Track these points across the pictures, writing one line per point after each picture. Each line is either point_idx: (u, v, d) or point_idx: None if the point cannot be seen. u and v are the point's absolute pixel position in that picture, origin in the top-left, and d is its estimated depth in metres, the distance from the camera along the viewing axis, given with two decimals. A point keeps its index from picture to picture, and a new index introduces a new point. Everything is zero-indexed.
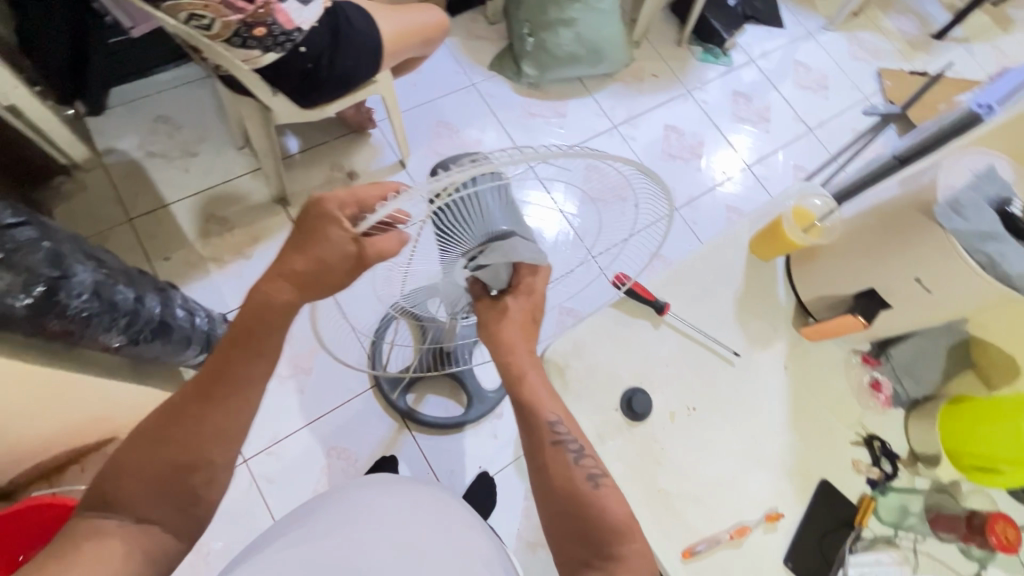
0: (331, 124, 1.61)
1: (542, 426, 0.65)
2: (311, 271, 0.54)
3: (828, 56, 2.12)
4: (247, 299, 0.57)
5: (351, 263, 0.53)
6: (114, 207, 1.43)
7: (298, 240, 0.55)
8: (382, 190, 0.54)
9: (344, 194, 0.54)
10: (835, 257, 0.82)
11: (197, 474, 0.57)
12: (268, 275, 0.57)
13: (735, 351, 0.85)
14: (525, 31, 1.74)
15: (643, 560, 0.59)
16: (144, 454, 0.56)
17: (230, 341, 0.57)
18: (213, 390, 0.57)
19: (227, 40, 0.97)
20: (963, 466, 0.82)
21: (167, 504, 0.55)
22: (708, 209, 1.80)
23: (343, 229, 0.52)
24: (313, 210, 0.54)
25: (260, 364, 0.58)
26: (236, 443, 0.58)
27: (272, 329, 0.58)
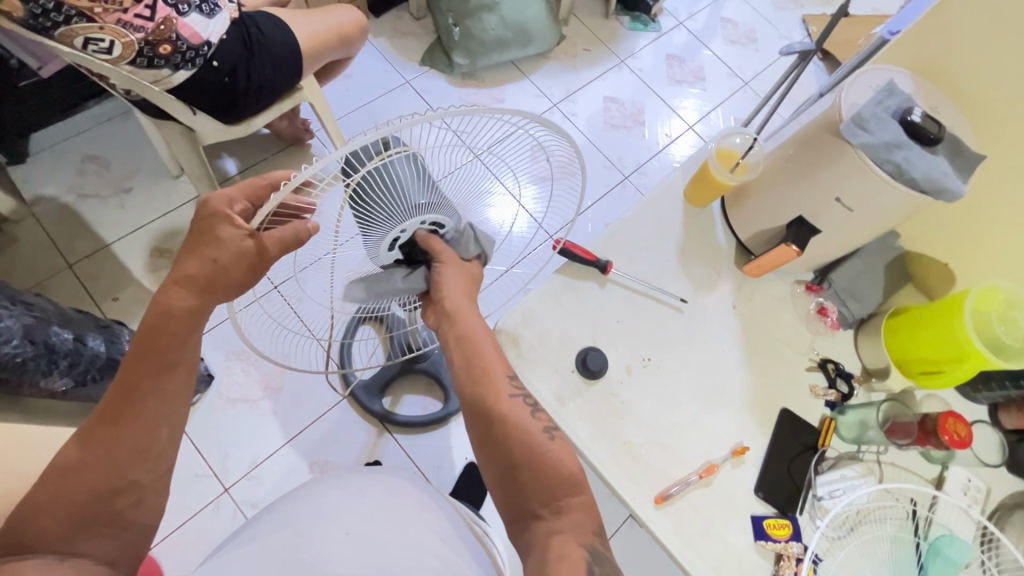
0: (267, 140, 1.58)
1: (500, 379, 0.64)
2: (207, 274, 0.55)
3: (753, 10, 2.16)
4: (145, 316, 0.57)
5: (252, 258, 0.54)
6: (52, 255, 1.39)
7: (190, 244, 0.56)
8: (270, 182, 0.55)
9: (230, 191, 0.55)
10: (762, 191, 0.84)
11: (124, 497, 0.54)
12: (164, 284, 0.57)
13: (682, 298, 0.87)
14: (450, 22, 1.73)
15: (588, 513, 0.58)
16: (59, 487, 0.52)
17: (135, 358, 0.56)
18: (124, 409, 0.55)
19: (131, 62, 0.96)
20: (912, 373, 0.86)
21: (95, 534, 0.52)
22: (658, 172, 1.81)
23: (235, 226, 0.53)
24: (203, 211, 0.55)
25: (172, 377, 0.58)
26: (161, 460, 0.57)
27: (179, 340, 0.58)
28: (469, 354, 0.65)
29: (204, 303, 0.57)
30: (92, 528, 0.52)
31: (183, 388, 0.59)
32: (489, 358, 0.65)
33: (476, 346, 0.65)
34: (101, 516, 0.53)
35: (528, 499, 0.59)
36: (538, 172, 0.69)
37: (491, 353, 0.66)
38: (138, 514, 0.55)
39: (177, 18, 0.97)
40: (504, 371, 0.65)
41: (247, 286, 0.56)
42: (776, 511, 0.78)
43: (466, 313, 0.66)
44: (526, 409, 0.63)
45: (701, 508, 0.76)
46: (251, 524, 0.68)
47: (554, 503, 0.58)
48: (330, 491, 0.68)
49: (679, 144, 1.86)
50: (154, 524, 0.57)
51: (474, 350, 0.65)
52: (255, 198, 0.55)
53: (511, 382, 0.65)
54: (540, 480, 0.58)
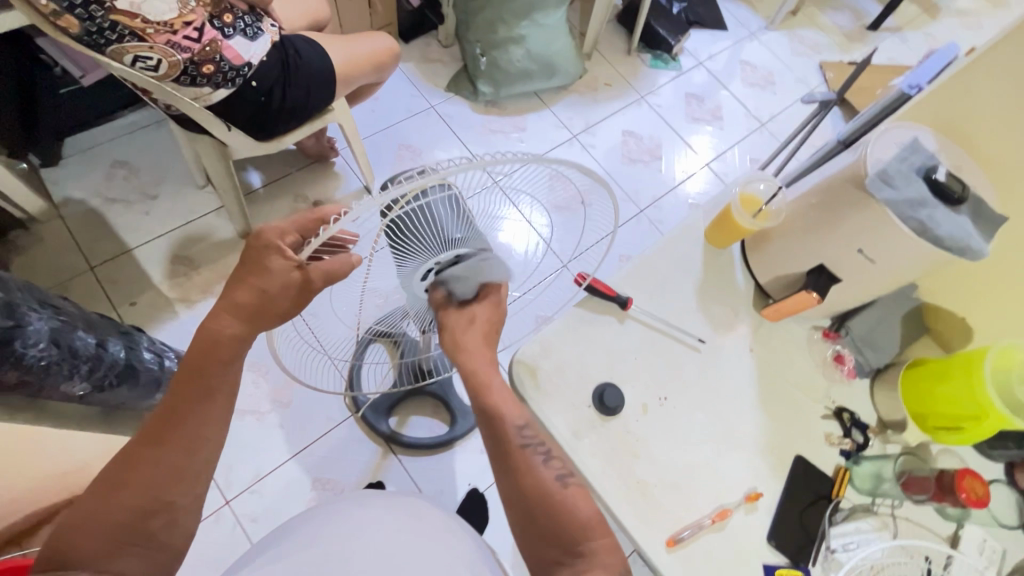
0: (293, 156, 1.62)
1: (509, 429, 0.65)
2: (257, 302, 0.57)
3: (772, 53, 2.21)
4: (194, 343, 0.59)
5: (298, 288, 0.55)
6: (75, 257, 1.41)
7: (241, 272, 0.58)
8: (320, 217, 0.57)
9: (282, 224, 0.57)
10: (783, 238, 0.86)
11: (160, 517, 0.54)
12: (213, 311, 0.59)
13: (700, 338, 0.88)
14: (477, 52, 1.78)
15: (614, 560, 0.56)
16: (101, 504, 0.53)
17: (183, 380, 0.58)
18: (167, 430, 0.57)
19: (175, 80, 0.99)
20: (929, 427, 0.85)
21: (130, 553, 0.52)
22: (672, 207, 1.84)
23: (285, 257, 0.56)
24: (254, 244, 0.58)
25: (215, 400, 0.59)
26: (198, 481, 0.58)
27: (224, 365, 0.59)
28: (484, 404, 0.66)
29: (249, 330, 0.59)
30: (128, 547, 0.52)
31: (225, 410, 0.60)
32: (501, 407, 0.66)
33: (489, 395, 0.67)
34: (137, 535, 0.53)
35: (549, 547, 0.58)
36: (565, 212, 0.71)
37: (504, 402, 0.66)
38: (172, 534, 0.55)
39: (223, 41, 1.00)
40: (517, 419, 0.66)
41: (293, 314, 0.58)
42: (788, 560, 0.77)
43: (479, 363, 0.68)
44: (537, 459, 0.63)
45: (714, 553, 0.75)
46: (263, 548, 0.66)
47: (572, 549, 0.57)
48: (346, 512, 0.67)
49: (695, 181, 1.89)
50: (188, 545, 0.57)
51: (487, 399, 0.66)
52: (304, 231, 0.57)
53: (521, 430, 0.65)
54: (556, 527, 0.58)
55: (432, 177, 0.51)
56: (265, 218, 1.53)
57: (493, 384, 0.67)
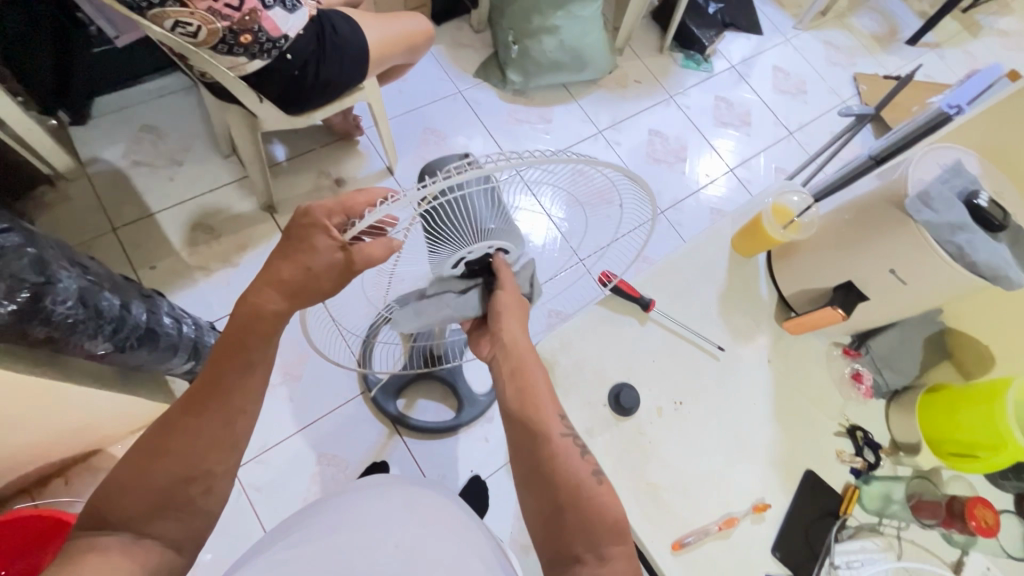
0: (318, 131, 1.62)
1: (551, 416, 0.63)
2: (299, 279, 0.57)
3: (806, 61, 2.17)
4: (234, 314, 0.59)
5: (342, 271, 0.56)
6: (99, 217, 1.42)
7: (285, 248, 0.58)
8: (367, 199, 0.57)
9: (331, 203, 0.57)
10: (813, 252, 0.85)
11: (195, 485, 0.56)
12: (255, 286, 0.58)
13: (719, 345, 0.88)
14: (509, 39, 1.76)
15: (629, 563, 0.57)
16: (141, 470, 0.55)
17: (222, 351, 0.58)
18: (208, 400, 0.57)
19: (213, 47, 0.98)
20: (945, 454, 0.85)
21: (165, 519, 0.55)
22: (693, 211, 1.82)
23: (331, 237, 0.55)
24: (301, 219, 0.57)
25: (255, 375, 0.60)
26: (233, 451, 0.59)
27: (262, 341, 0.59)
28: (523, 387, 0.64)
29: (291, 307, 0.59)
30: (165, 512, 0.55)
31: (262, 384, 0.61)
32: (542, 395, 0.63)
33: (528, 379, 0.64)
34: (173, 502, 0.55)
35: (574, 543, 0.57)
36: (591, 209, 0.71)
37: (544, 388, 0.64)
38: (206, 501, 0.58)
39: (262, 11, 0.99)
40: (556, 409, 0.64)
41: (334, 294, 0.58)
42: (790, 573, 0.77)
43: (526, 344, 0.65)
44: (576, 452, 0.62)
45: (719, 560, 0.76)
46: (285, 531, 0.66)
47: (599, 550, 0.56)
48: (363, 501, 0.68)
49: (717, 186, 1.87)
50: (219, 511, 0.59)
51: (527, 382, 0.64)
52: (351, 212, 0.56)
53: (561, 420, 0.64)
54: (586, 525, 0.57)
55: (473, 171, 0.50)
56: (287, 192, 1.54)
57: (532, 368, 0.65)
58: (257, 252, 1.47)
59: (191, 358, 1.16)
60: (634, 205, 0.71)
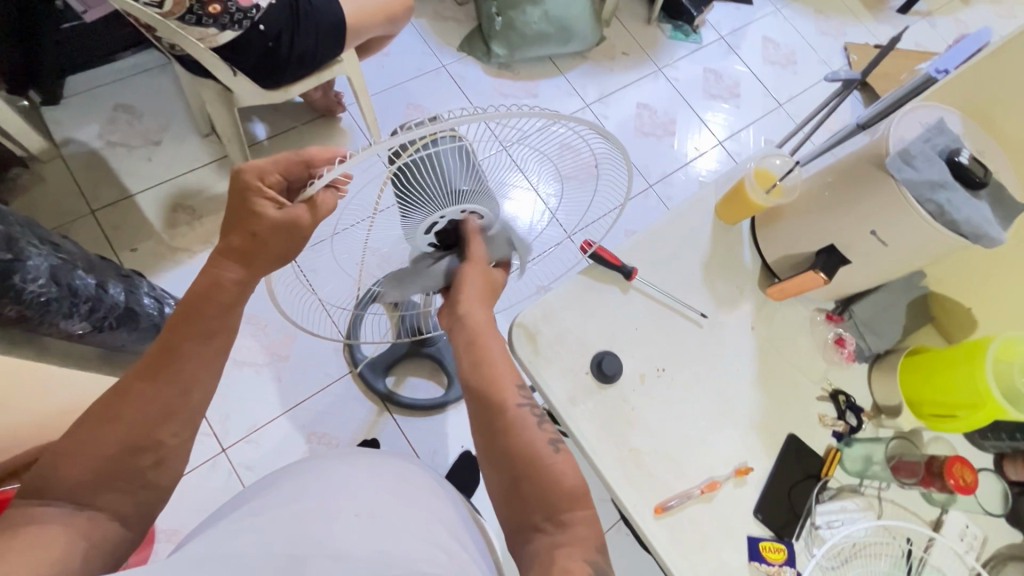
0: (298, 109, 1.59)
1: (507, 388, 0.64)
2: (249, 244, 0.57)
3: (797, 31, 2.14)
4: (193, 284, 0.59)
5: (290, 230, 0.54)
6: (76, 199, 1.39)
7: (229, 218, 0.58)
8: (302, 158, 0.56)
9: (262, 165, 0.56)
10: (794, 216, 0.84)
11: (146, 456, 0.55)
12: (212, 256, 0.59)
13: (703, 313, 0.87)
14: (493, 11, 1.72)
15: (587, 529, 0.57)
16: (89, 438, 0.53)
17: (180, 319, 0.58)
18: (163, 367, 0.57)
19: (180, 18, 0.95)
20: (923, 414, 0.87)
21: (113, 491, 0.53)
22: (682, 185, 1.81)
23: (269, 199, 0.55)
24: (237, 185, 0.57)
25: (211, 345, 0.60)
26: (188, 423, 0.58)
27: (222, 310, 0.60)
28: (478, 362, 0.65)
29: (249, 276, 0.60)
30: (113, 484, 0.53)
31: (221, 356, 0.61)
32: (500, 367, 0.65)
33: (484, 355, 0.65)
34: (121, 472, 0.54)
35: (531, 511, 0.58)
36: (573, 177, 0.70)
37: (502, 363, 0.66)
38: (157, 474, 0.56)
39: None
40: (514, 380, 0.65)
41: (283, 259, 0.57)
42: (772, 534, 0.78)
43: (481, 322, 0.67)
44: (532, 420, 0.63)
45: (699, 521, 0.76)
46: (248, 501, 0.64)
47: (557, 517, 0.57)
48: (334, 469, 0.66)
49: (706, 159, 1.85)
50: (170, 485, 0.58)
51: (483, 358, 0.65)
52: (288, 173, 0.56)
53: (518, 391, 0.65)
54: (541, 491, 0.58)
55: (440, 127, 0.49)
56: None
57: (488, 342, 0.66)
58: None
59: None
60: (613, 171, 0.70)
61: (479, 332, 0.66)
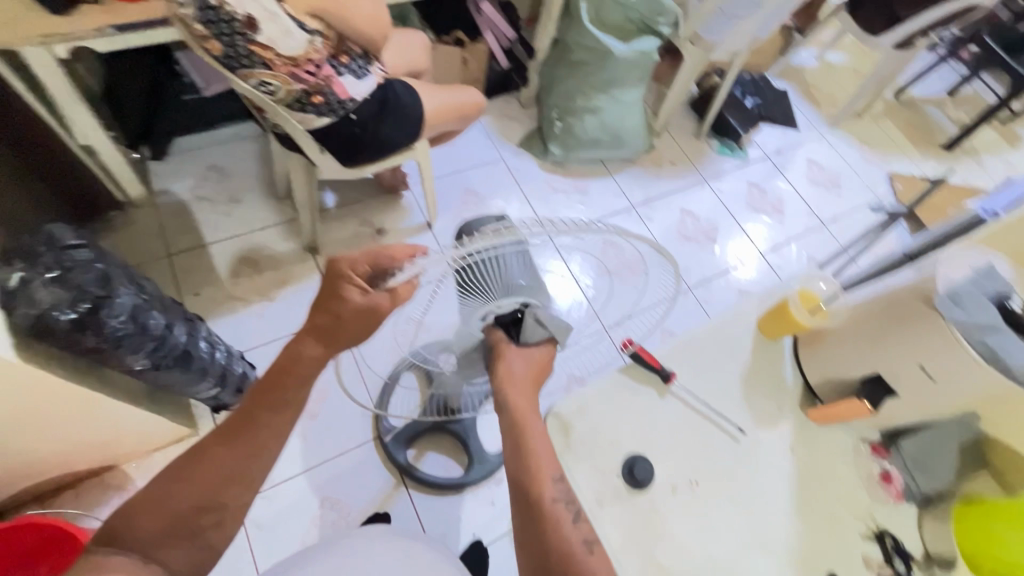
0: (367, 184, 1.73)
1: (546, 480, 0.63)
2: (332, 325, 0.63)
3: (840, 157, 2.23)
4: (278, 356, 0.65)
5: (373, 315, 0.60)
6: (157, 242, 1.53)
7: (320, 298, 0.64)
8: (389, 255, 0.62)
9: (356, 255, 0.63)
10: (838, 341, 0.85)
11: (209, 517, 0.61)
12: (299, 333, 0.65)
13: (740, 428, 0.85)
14: (554, 115, 1.88)
15: None
16: (165, 494, 0.60)
17: (261, 388, 0.64)
18: (239, 432, 0.63)
19: (288, 105, 1.10)
20: (980, 571, 0.79)
21: (176, 548, 0.59)
22: (721, 291, 1.83)
23: (357, 290, 0.61)
24: (330, 269, 0.64)
25: (284, 414, 0.64)
26: (250, 488, 0.63)
27: (300, 382, 0.64)
28: (521, 452, 0.65)
29: (326, 353, 0.65)
30: (176, 540, 0.59)
31: (290, 425, 0.65)
32: (541, 456, 0.65)
33: (527, 441, 0.66)
34: (186, 529, 0.59)
35: None
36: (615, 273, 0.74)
37: (544, 453, 0.65)
38: (215, 536, 0.61)
39: (335, 77, 1.11)
40: (555, 471, 0.65)
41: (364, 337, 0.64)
42: None
43: (523, 406, 0.68)
44: (568, 516, 0.62)
45: None
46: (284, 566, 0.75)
47: None
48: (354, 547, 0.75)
49: (747, 269, 1.88)
50: (225, 548, 0.62)
51: (525, 445, 0.65)
52: (374, 264, 0.62)
53: (556, 485, 0.64)
54: None
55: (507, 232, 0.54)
56: (331, 237, 1.63)
57: (534, 426, 0.67)
58: (295, 289, 1.54)
59: (218, 386, 1.17)
60: (661, 270, 0.73)
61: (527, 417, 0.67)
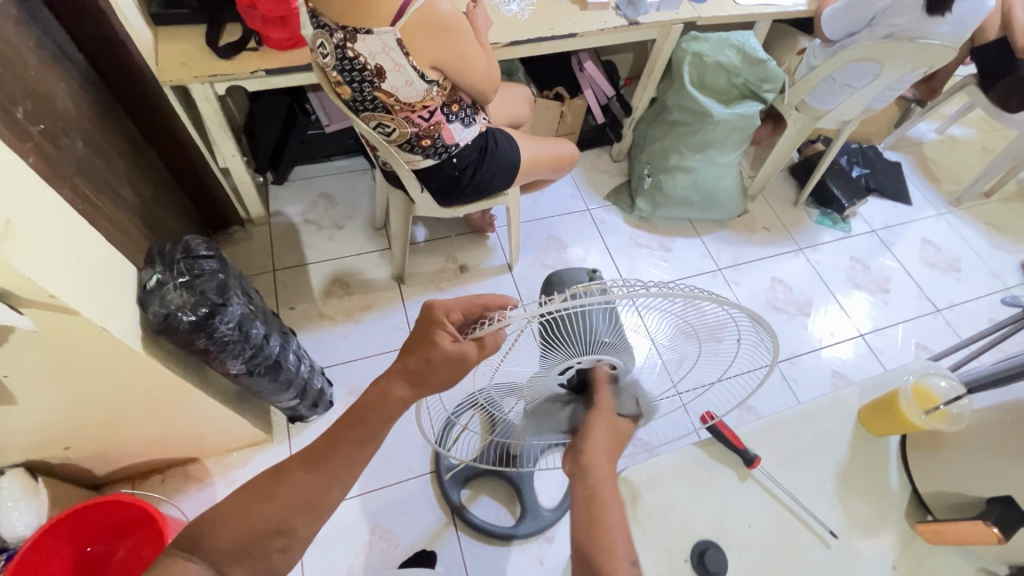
0: (456, 222, 1.82)
1: (618, 559, 0.62)
2: (421, 368, 0.63)
3: (961, 238, 2.03)
4: (367, 392, 0.66)
5: (461, 364, 0.60)
6: (266, 258, 1.68)
7: (411, 341, 0.65)
8: (483, 305, 0.64)
9: (451, 302, 0.64)
10: (961, 448, 0.88)
11: (278, 541, 0.63)
12: (387, 372, 0.66)
13: (832, 531, 0.90)
14: (645, 172, 1.89)
15: None
16: (243, 510, 0.63)
17: (346, 421, 0.66)
18: (321, 460, 0.65)
19: (399, 145, 1.20)
20: None
21: (242, 566, 0.61)
22: (811, 369, 1.69)
23: (448, 334, 0.62)
24: (424, 314, 0.65)
25: (364, 450, 0.66)
26: (319, 518, 0.65)
27: (380, 420, 0.66)
28: (591, 520, 0.64)
29: (414, 395, 0.65)
30: (244, 558, 0.62)
31: (365, 462, 0.67)
32: (613, 532, 0.63)
33: (599, 514, 0.64)
34: (258, 549, 0.62)
35: None
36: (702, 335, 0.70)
37: (617, 526, 0.64)
38: (278, 560, 0.63)
39: (445, 124, 1.19)
40: (626, 549, 0.63)
41: (449, 384, 0.63)
42: None
43: (603, 473, 0.67)
44: None
45: None
46: None
47: None
48: None
49: (845, 350, 1.73)
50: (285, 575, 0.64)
51: (597, 522, 0.64)
52: (468, 312, 0.64)
53: (629, 567, 0.62)
54: None
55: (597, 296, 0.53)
56: (416, 268, 1.71)
57: (608, 499, 0.65)
58: (377, 315, 1.62)
59: (298, 398, 1.25)
60: (752, 336, 0.69)
61: (600, 488, 0.66)
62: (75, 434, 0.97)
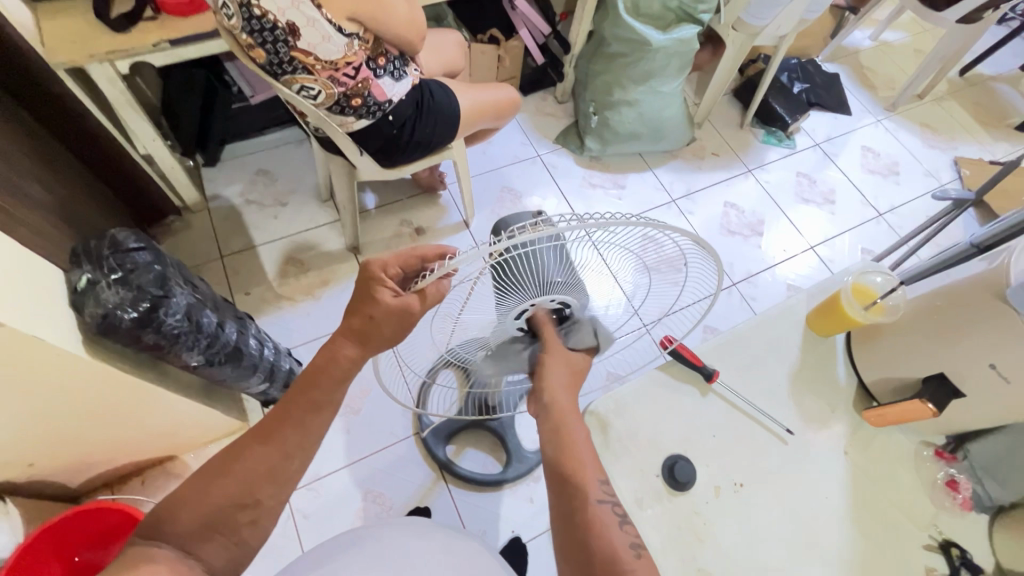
0: (405, 184, 1.76)
1: (591, 482, 0.66)
2: (365, 326, 0.63)
3: (899, 142, 2.10)
4: (315, 358, 0.66)
5: (406, 317, 0.60)
6: (210, 245, 1.61)
7: (352, 302, 0.64)
8: (420, 254, 0.63)
9: (386, 256, 0.63)
10: (896, 334, 0.96)
11: (245, 513, 0.64)
12: (335, 334, 0.66)
13: (789, 430, 0.98)
14: (590, 110, 1.85)
15: None
16: (202, 491, 0.63)
17: (296, 389, 0.67)
18: (275, 430, 0.66)
19: (329, 108, 1.13)
20: None
21: (212, 544, 0.62)
22: (767, 285, 1.76)
23: (388, 289, 0.61)
24: (362, 273, 0.63)
25: (319, 415, 0.67)
26: (283, 487, 0.66)
27: (334, 385, 0.67)
28: (562, 452, 0.68)
29: (363, 353, 0.65)
30: (212, 534, 0.63)
31: (320, 427, 0.68)
32: (582, 458, 0.67)
33: (566, 441, 0.68)
34: (225, 524, 0.63)
35: None
36: (654, 267, 0.71)
37: (585, 452, 0.68)
38: (249, 532, 0.65)
39: (372, 80, 1.13)
40: (597, 473, 0.67)
41: (396, 338, 0.63)
42: None
43: (567, 408, 0.70)
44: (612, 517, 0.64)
45: None
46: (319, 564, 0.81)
47: None
48: (392, 543, 0.84)
49: (796, 263, 1.80)
50: (259, 545, 0.66)
51: (567, 448, 0.67)
52: (406, 266, 0.63)
53: (602, 487, 0.66)
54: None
55: (544, 231, 0.53)
56: (371, 236, 1.67)
57: (574, 431, 0.69)
58: (337, 289, 1.58)
59: (268, 381, 1.23)
60: (700, 263, 0.72)
61: (565, 423, 0.69)
62: (36, 452, 0.93)
